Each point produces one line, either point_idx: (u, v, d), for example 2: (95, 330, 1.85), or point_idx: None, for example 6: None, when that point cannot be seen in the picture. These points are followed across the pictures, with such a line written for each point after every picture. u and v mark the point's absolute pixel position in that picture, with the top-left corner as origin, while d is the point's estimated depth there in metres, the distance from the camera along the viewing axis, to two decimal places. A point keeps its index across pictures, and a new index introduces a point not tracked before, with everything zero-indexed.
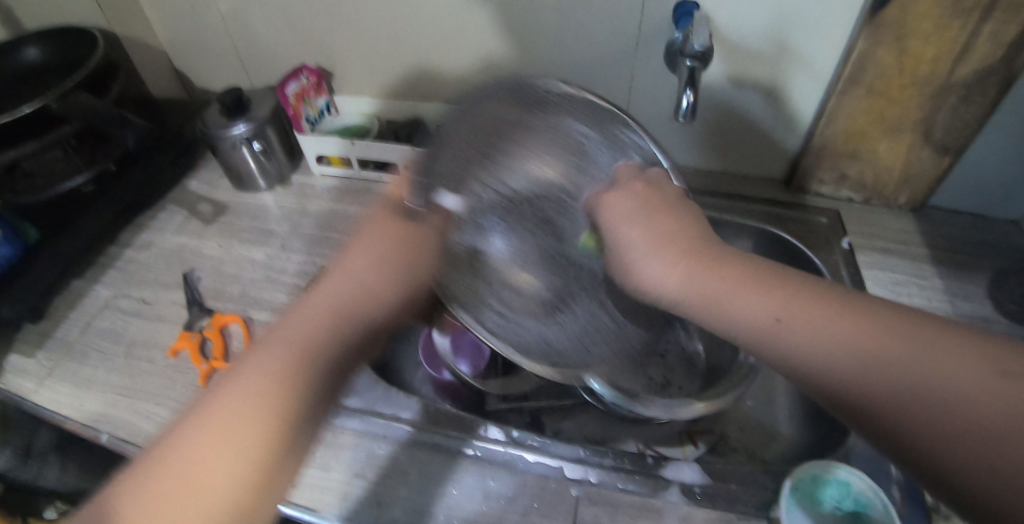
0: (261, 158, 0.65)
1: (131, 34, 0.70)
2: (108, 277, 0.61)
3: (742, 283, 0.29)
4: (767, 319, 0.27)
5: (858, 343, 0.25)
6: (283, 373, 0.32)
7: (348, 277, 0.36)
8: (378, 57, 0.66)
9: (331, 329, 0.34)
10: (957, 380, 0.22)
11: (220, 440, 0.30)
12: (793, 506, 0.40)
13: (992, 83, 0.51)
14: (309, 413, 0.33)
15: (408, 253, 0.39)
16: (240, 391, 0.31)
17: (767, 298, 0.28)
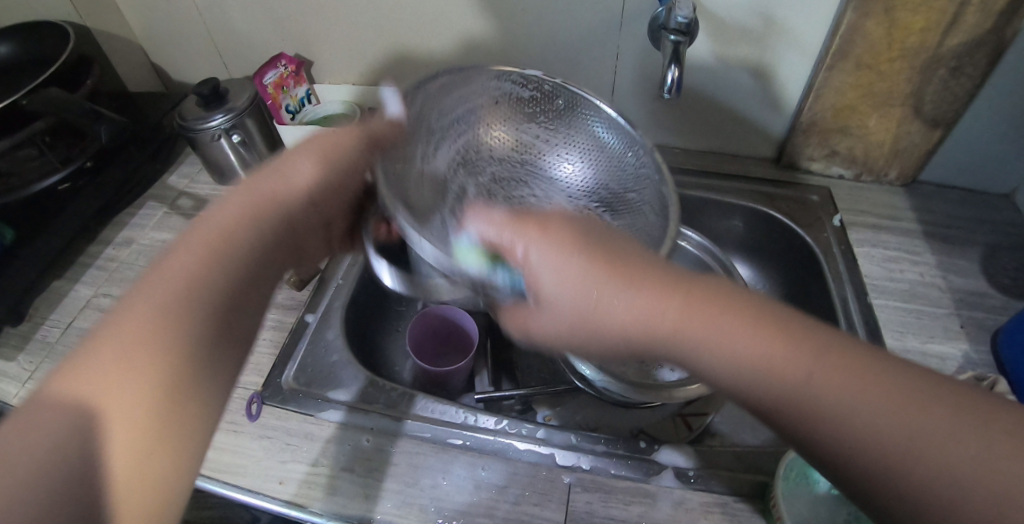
0: (241, 150, 0.64)
1: (103, 27, 0.68)
2: (88, 277, 0.60)
3: (743, 328, 0.25)
4: (754, 371, 0.25)
5: (862, 411, 0.22)
6: (208, 260, 0.30)
7: (284, 175, 0.36)
8: (357, 42, 0.64)
9: (246, 213, 0.33)
10: (958, 471, 0.21)
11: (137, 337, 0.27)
12: (788, 487, 0.39)
13: (983, 54, 0.51)
14: (224, 301, 0.30)
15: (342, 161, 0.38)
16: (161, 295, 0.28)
17: (752, 345, 0.25)
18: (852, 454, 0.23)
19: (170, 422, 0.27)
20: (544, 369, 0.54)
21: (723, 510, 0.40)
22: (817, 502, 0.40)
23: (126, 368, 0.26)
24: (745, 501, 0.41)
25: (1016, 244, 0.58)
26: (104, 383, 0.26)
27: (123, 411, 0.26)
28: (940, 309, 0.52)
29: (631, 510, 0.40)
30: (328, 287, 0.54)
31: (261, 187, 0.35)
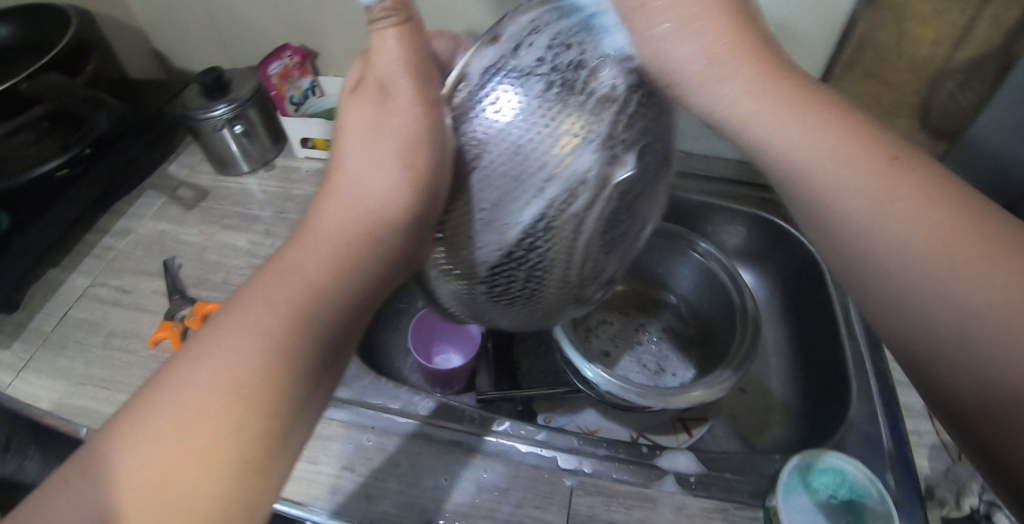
0: (243, 141, 0.63)
1: (104, 11, 0.67)
2: (85, 265, 0.59)
3: (876, 162, 0.23)
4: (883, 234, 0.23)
5: (972, 308, 0.21)
6: (300, 306, 0.27)
7: (355, 186, 0.30)
8: (362, 35, 0.64)
9: (332, 266, 0.28)
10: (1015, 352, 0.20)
11: (213, 370, 0.25)
12: (789, 493, 0.40)
13: (991, 68, 0.50)
14: (307, 372, 0.26)
15: (428, 156, 0.29)
16: (237, 346, 0.25)
17: (927, 201, 0.22)
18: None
19: (255, 474, 0.25)
20: (545, 372, 0.54)
21: (723, 516, 0.41)
22: (817, 511, 0.40)
23: (213, 404, 0.24)
24: (744, 508, 0.41)
25: None
26: (183, 449, 0.24)
27: (199, 486, 0.24)
28: None
29: (632, 514, 0.40)
30: None
31: (320, 207, 0.30)
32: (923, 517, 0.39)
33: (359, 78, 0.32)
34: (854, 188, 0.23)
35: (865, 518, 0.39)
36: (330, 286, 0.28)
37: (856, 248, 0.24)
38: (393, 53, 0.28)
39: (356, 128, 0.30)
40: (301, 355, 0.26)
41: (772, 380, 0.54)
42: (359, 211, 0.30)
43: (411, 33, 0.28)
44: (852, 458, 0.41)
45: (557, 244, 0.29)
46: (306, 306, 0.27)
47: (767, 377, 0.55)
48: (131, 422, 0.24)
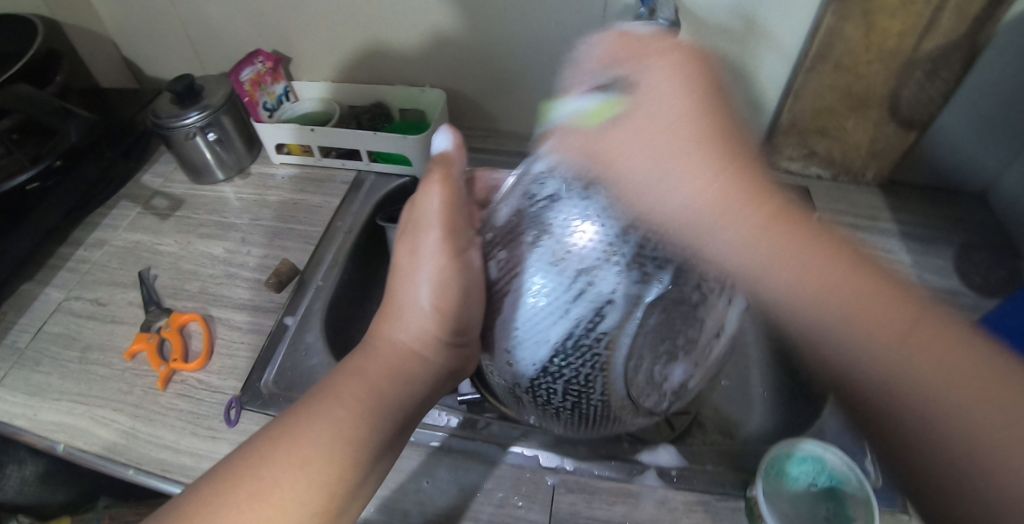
0: (217, 148, 0.63)
1: (73, 21, 0.66)
2: (59, 279, 0.58)
3: (771, 233, 0.26)
4: (838, 320, 0.25)
5: (883, 368, 0.24)
6: (368, 395, 0.32)
7: (399, 322, 0.37)
8: (334, 39, 0.63)
9: (388, 385, 0.33)
10: (944, 390, 0.23)
11: (295, 446, 0.29)
12: (768, 484, 0.40)
13: (957, 58, 0.52)
14: (361, 473, 0.31)
15: (454, 298, 0.35)
16: (321, 424, 0.30)
17: (861, 295, 0.25)
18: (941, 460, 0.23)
19: None
20: None
21: (705, 508, 0.41)
22: (797, 499, 0.40)
23: (276, 499, 0.28)
24: (726, 499, 0.41)
25: (986, 243, 0.59)
26: None
27: None
28: None
29: (615, 510, 0.40)
30: (305, 288, 0.53)
31: (378, 332, 0.37)
32: (901, 501, 0.40)
33: (406, 221, 0.38)
34: (773, 257, 0.26)
35: (846, 504, 0.39)
36: (389, 402, 0.33)
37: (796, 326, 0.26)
38: (436, 204, 0.36)
39: (404, 269, 0.37)
40: (369, 437, 0.31)
41: (752, 372, 0.55)
42: (411, 340, 0.36)
43: (450, 190, 0.37)
44: (831, 445, 0.42)
45: (593, 363, 0.32)
46: (375, 395, 0.33)
47: (747, 370, 0.55)
48: (221, 491, 0.28)
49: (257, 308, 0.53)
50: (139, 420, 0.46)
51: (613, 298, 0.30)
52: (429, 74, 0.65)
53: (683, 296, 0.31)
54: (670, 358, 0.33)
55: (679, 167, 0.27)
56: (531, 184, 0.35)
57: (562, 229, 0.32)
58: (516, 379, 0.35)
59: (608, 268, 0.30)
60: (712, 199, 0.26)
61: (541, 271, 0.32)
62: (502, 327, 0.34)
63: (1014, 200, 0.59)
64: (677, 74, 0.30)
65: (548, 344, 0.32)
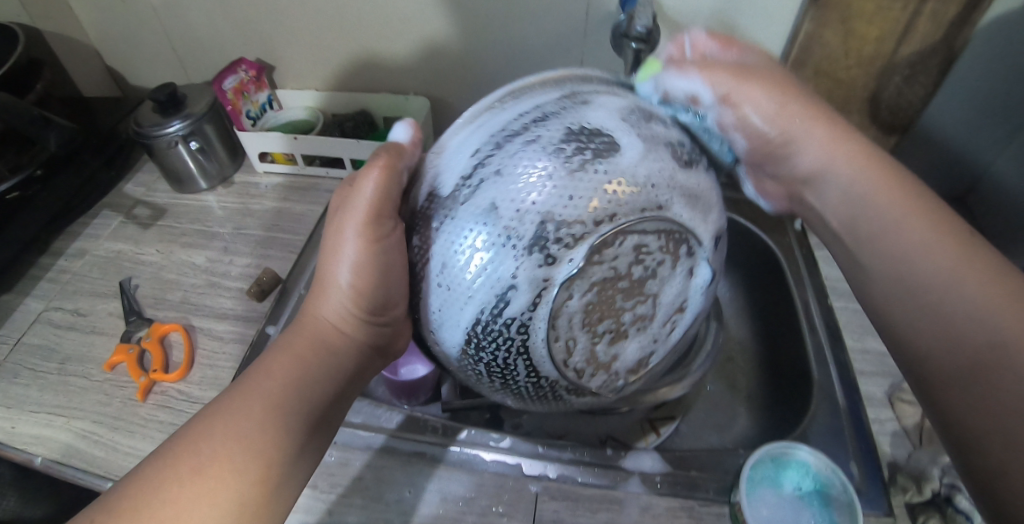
0: (199, 157, 0.62)
1: (56, 30, 0.66)
2: (39, 289, 0.57)
3: (859, 160, 0.34)
4: (894, 215, 0.32)
5: (978, 309, 0.27)
6: (291, 378, 0.32)
7: (327, 299, 0.36)
8: (318, 48, 0.63)
9: (311, 364, 0.33)
10: (978, 294, 0.28)
11: (220, 437, 0.29)
12: (753, 488, 0.40)
13: (934, 63, 0.53)
14: (293, 452, 0.31)
15: (371, 281, 0.34)
16: (235, 421, 0.29)
17: (956, 261, 0.29)
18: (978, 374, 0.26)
19: None
20: None
21: (689, 514, 0.41)
22: (782, 504, 0.40)
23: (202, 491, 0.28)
24: (710, 504, 0.41)
25: None
26: None
27: None
28: None
29: (598, 517, 0.40)
30: (287, 297, 0.53)
31: (305, 310, 0.37)
32: (886, 504, 0.40)
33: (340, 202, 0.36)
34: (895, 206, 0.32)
35: (830, 508, 0.39)
36: (312, 381, 0.32)
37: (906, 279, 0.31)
38: (371, 189, 0.34)
39: (331, 251, 0.36)
40: (291, 430, 0.31)
41: (738, 377, 0.55)
42: (334, 320, 0.36)
43: (388, 174, 0.34)
44: (816, 450, 0.41)
45: (513, 345, 0.31)
46: (297, 383, 0.32)
47: (733, 375, 0.55)
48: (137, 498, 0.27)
49: (240, 318, 0.52)
50: (118, 432, 0.45)
51: (556, 256, 0.28)
52: (414, 82, 0.65)
53: (609, 274, 0.29)
54: (613, 336, 0.31)
55: (774, 98, 0.35)
56: (485, 131, 0.33)
57: (517, 166, 0.29)
58: (448, 358, 0.35)
59: (551, 226, 0.28)
60: (784, 117, 0.35)
61: (482, 224, 0.29)
62: (430, 289, 0.32)
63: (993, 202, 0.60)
64: (774, 70, 0.37)
65: (460, 327, 0.32)
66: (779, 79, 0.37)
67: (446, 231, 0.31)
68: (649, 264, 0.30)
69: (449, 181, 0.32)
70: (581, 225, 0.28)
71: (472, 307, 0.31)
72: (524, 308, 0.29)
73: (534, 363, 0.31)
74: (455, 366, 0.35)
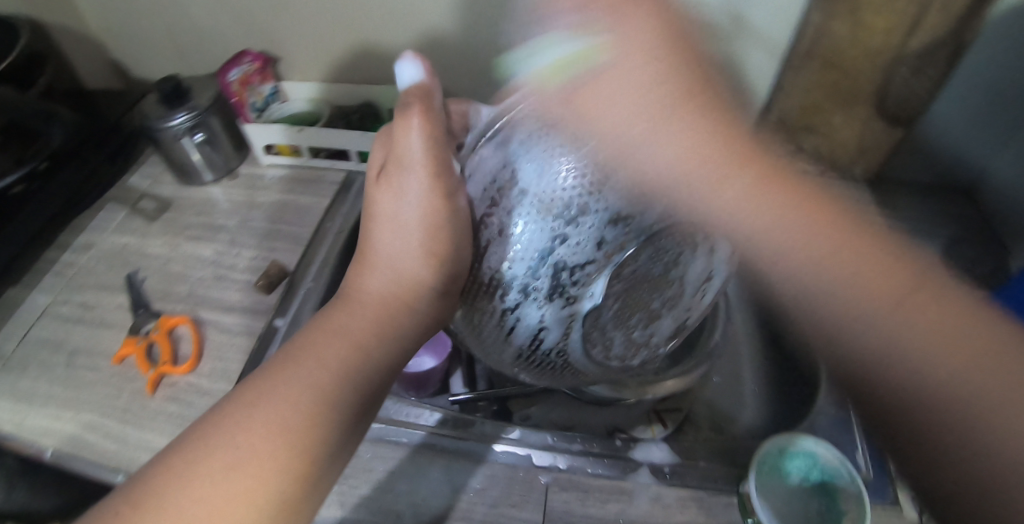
0: (204, 149, 0.62)
1: (58, 22, 0.65)
2: (46, 283, 0.57)
3: (755, 191, 0.29)
4: (809, 271, 0.28)
5: (950, 379, 0.25)
6: (351, 346, 0.32)
7: (373, 272, 0.36)
8: (322, 39, 0.63)
9: (372, 331, 0.33)
10: (944, 363, 0.25)
11: (280, 391, 0.30)
12: (762, 479, 0.40)
13: (943, 55, 0.52)
14: (346, 417, 0.31)
15: (439, 239, 0.33)
16: (298, 380, 0.30)
17: (927, 330, 0.26)
18: (933, 428, 0.25)
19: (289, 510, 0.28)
20: None
21: (699, 504, 0.41)
22: (790, 495, 0.40)
23: (260, 443, 0.28)
24: (719, 495, 0.41)
25: (975, 238, 0.60)
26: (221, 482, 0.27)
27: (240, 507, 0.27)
28: None
29: (608, 508, 0.40)
30: (294, 289, 0.53)
31: (352, 282, 0.36)
32: (893, 495, 0.40)
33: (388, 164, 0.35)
34: (812, 255, 0.28)
35: (837, 499, 0.39)
36: (371, 345, 0.33)
37: (850, 320, 0.28)
38: (416, 144, 0.33)
39: (382, 217, 0.36)
40: (351, 395, 0.31)
41: (745, 367, 0.55)
42: (384, 288, 0.35)
43: (429, 120, 0.33)
44: (823, 441, 0.42)
45: (561, 348, 0.34)
46: (357, 349, 0.32)
47: (740, 366, 0.55)
48: (196, 446, 0.28)
49: (247, 310, 0.52)
50: (128, 425, 0.45)
51: (606, 246, 0.30)
52: None
53: (646, 267, 0.31)
54: (646, 320, 0.34)
55: (637, 118, 0.29)
56: (521, 111, 0.33)
57: (567, 148, 0.30)
58: (495, 357, 0.37)
59: (600, 215, 0.30)
60: (689, 158, 0.28)
61: (531, 211, 0.30)
62: (485, 269, 0.33)
63: (1001, 194, 0.60)
64: (649, 57, 0.30)
65: (510, 339, 0.34)
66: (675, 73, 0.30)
67: (490, 253, 0.33)
68: (668, 258, 0.31)
69: (484, 197, 0.33)
70: (607, 238, 0.30)
71: (517, 294, 0.32)
72: (567, 316, 0.32)
73: (572, 347, 0.33)
74: (504, 365, 0.38)
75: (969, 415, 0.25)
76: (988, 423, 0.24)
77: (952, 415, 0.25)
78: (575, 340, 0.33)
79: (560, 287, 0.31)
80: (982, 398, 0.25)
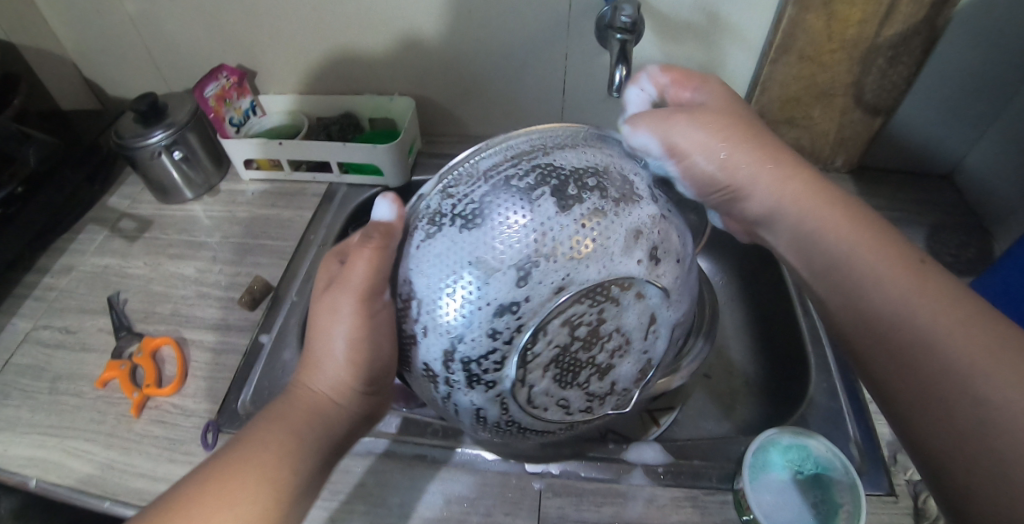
0: (183, 166, 0.62)
1: (29, 44, 0.64)
2: (26, 308, 0.56)
3: (803, 199, 0.36)
4: (869, 265, 0.31)
5: (962, 362, 0.27)
6: (288, 444, 0.32)
7: (318, 371, 0.35)
8: (299, 52, 0.63)
9: (312, 425, 0.34)
10: (951, 339, 0.27)
11: (219, 494, 0.30)
12: (754, 474, 0.40)
13: (916, 43, 0.53)
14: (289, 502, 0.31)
15: (363, 348, 0.34)
16: (243, 470, 0.31)
17: (917, 289, 0.30)
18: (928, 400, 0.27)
19: None
20: None
21: (693, 504, 0.41)
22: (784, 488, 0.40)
23: None
24: (714, 493, 0.41)
25: (956, 224, 0.60)
26: None
27: None
28: None
29: (602, 511, 0.40)
30: (279, 305, 0.52)
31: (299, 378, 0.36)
32: (888, 484, 0.40)
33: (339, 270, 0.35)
34: (859, 250, 0.32)
35: (833, 491, 0.39)
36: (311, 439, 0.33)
37: (861, 285, 0.31)
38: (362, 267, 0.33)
39: (323, 321, 0.35)
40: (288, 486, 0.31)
41: (734, 363, 0.55)
42: (327, 387, 0.35)
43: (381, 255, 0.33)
44: (814, 433, 0.42)
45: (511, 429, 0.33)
46: (292, 443, 0.32)
47: (729, 361, 0.55)
48: None
49: (232, 329, 0.52)
50: (113, 449, 0.44)
51: (503, 332, 0.29)
52: (398, 81, 0.64)
53: (564, 337, 0.29)
54: (597, 373, 0.31)
55: (719, 152, 0.38)
56: (423, 212, 0.33)
57: (471, 246, 0.30)
58: (451, 422, 0.36)
59: (493, 302, 0.29)
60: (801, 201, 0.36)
61: (463, 296, 0.30)
62: (414, 366, 0.33)
63: (981, 180, 0.60)
64: (728, 113, 0.39)
65: (460, 417, 0.34)
66: (736, 128, 0.38)
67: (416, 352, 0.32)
68: (590, 320, 0.30)
69: (402, 300, 0.33)
70: (506, 329, 0.29)
71: (444, 386, 0.32)
72: (493, 397, 0.31)
73: (523, 424, 0.32)
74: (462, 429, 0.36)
75: (956, 381, 0.27)
76: (984, 385, 0.26)
77: (945, 383, 0.27)
78: (515, 412, 0.32)
79: (476, 384, 0.31)
80: (979, 360, 0.26)
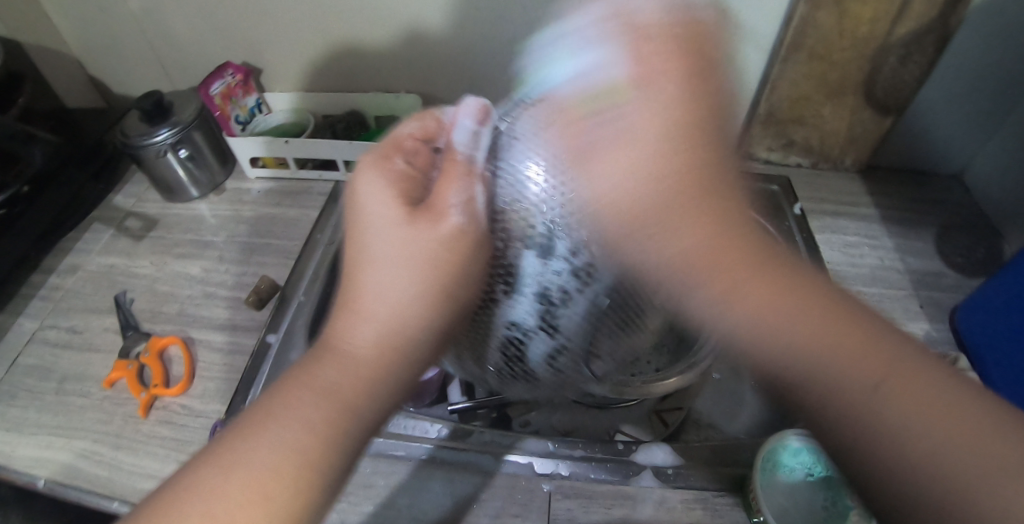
0: (189, 165, 0.61)
1: (34, 42, 0.64)
2: (32, 308, 0.56)
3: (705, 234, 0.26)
4: (766, 320, 0.24)
5: (940, 452, 0.21)
6: (343, 389, 0.27)
7: (360, 317, 0.28)
8: (305, 49, 0.63)
9: (371, 367, 0.27)
10: (932, 428, 0.21)
11: (276, 414, 0.26)
12: (765, 477, 0.40)
13: (929, 41, 0.52)
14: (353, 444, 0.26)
15: (440, 263, 0.29)
16: (274, 431, 0.25)
17: (836, 349, 0.23)
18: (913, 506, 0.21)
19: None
20: None
21: (704, 506, 0.41)
22: (794, 491, 0.40)
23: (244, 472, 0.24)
24: (724, 496, 0.41)
25: (966, 224, 0.60)
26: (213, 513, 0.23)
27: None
28: (901, 288, 0.53)
29: (612, 513, 0.40)
30: (285, 304, 0.52)
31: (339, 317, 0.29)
32: None
33: (380, 188, 0.31)
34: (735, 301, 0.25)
35: (842, 492, 0.39)
36: (369, 379, 0.27)
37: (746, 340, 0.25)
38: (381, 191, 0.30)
39: (387, 252, 0.29)
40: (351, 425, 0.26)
41: (742, 363, 0.54)
42: (374, 331, 0.28)
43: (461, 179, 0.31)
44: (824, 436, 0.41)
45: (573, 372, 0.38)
46: (355, 375, 0.27)
47: (737, 362, 0.55)
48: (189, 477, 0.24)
49: (238, 329, 0.51)
50: (121, 450, 0.44)
51: (568, 288, 0.33)
52: (404, 78, 0.64)
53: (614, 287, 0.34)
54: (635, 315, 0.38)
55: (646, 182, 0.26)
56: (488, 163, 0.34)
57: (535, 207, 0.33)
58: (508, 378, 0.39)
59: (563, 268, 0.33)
60: (704, 258, 0.25)
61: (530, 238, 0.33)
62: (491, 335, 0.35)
63: (990, 180, 0.60)
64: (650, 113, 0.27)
65: (530, 369, 0.37)
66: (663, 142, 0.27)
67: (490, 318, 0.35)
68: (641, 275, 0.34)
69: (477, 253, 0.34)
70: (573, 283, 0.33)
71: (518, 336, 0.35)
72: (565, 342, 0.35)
73: (579, 369, 0.38)
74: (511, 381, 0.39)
75: (950, 487, 0.20)
76: (977, 492, 0.20)
77: (929, 490, 0.21)
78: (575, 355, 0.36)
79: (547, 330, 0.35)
80: (965, 452, 0.20)
